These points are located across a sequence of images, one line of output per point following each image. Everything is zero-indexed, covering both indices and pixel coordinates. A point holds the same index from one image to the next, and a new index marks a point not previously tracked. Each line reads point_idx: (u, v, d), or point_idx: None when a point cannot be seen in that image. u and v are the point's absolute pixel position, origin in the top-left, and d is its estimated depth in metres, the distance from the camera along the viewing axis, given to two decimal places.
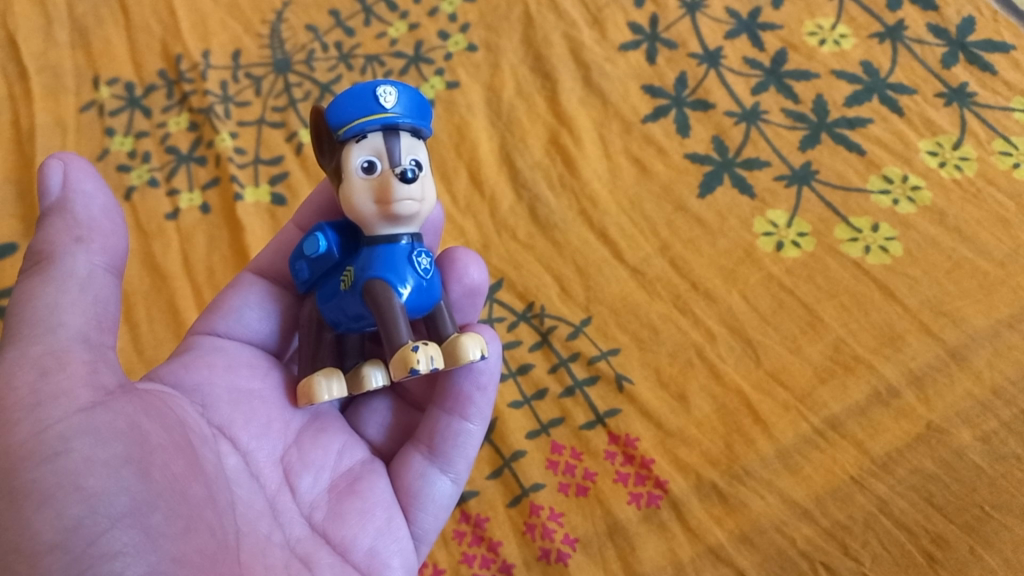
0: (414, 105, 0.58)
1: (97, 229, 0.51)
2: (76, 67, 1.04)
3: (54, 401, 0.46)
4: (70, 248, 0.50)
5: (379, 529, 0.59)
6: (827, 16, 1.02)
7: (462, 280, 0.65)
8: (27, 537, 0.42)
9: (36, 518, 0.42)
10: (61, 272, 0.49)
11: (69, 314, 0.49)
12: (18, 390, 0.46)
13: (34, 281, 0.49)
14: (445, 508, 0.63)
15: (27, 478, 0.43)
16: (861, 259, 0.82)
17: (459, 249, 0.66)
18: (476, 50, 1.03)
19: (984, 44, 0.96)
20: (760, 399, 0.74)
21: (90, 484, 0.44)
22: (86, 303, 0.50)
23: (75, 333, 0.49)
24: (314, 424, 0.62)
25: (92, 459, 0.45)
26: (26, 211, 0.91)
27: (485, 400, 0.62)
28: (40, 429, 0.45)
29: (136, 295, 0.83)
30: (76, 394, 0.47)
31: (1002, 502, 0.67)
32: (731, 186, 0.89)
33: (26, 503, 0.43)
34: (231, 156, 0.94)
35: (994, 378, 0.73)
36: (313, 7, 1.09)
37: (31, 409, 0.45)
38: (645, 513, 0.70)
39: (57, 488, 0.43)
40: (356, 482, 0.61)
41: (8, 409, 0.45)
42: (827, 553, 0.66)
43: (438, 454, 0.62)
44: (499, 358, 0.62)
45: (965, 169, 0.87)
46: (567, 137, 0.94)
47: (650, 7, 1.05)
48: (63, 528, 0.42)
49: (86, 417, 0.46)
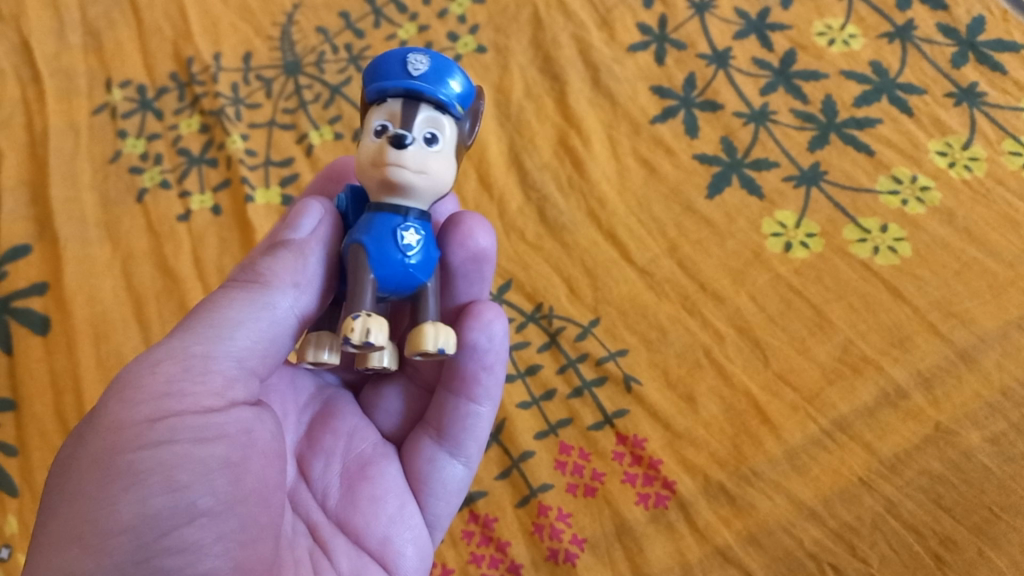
0: (441, 76, 0.56)
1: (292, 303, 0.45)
2: (89, 70, 1.06)
3: (180, 396, 0.49)
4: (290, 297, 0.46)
5: (392, 516, 0.60)
6: (837, 16, 1.01)
7: (466, 245, 0.63)
8: (109, 513, 0.45)
9: (123, 498, 0.45)
10: (258, 301, 0.54)
11: (241, 335, 0.53)
12: (153, 380, 0.49)
13: (233, 294, 0.54)
14: (457, 493, 0.63)
15: (135, 458, 0.46)
16: (869, 260, 0.81)
17: (467, 214, 0.64)
18: (485, 52, 1.03)
19: (994, 44, 0.96)
20: (768, 400, 0.74)
21: (180, 479, 0.47)
22: (258, 332, 0.53)
23: (235, 356, 0.52)
24: (325, 413, 0.64)
25: (191, 456, 0.47)
26: (41, 215, 0.93)
27: (492, 380, 0.61)
28: (158, 416, 0.48)
29: (150, 298, 0.85)
30: (199, 396, 0.49)
31: (1010, 503, 0.67)
32: (739, 187, 0.89)
33: (121, 482, 0.45)
34: (242, 158, 0.95)
35: (1004, 380, 0.73)
36: (323, 8, 1.09)
37: (157, 397, 0.48)
38: (652, 514, 0.70)
39: (150, 473, 0.46)
40: (367, 466, 0.62)
41: (134, 391, 0.48)
42: (834, 554, 0.66)
43: (447, 438, 0.62)
44: (504, 335, 0.61)
45: (975, 169, 0.86)
46: (575, 138, 0.94)
47: (659, 8, 1.05)
48: (143, 514, 0.45)
49: (205, 419, 0.49)
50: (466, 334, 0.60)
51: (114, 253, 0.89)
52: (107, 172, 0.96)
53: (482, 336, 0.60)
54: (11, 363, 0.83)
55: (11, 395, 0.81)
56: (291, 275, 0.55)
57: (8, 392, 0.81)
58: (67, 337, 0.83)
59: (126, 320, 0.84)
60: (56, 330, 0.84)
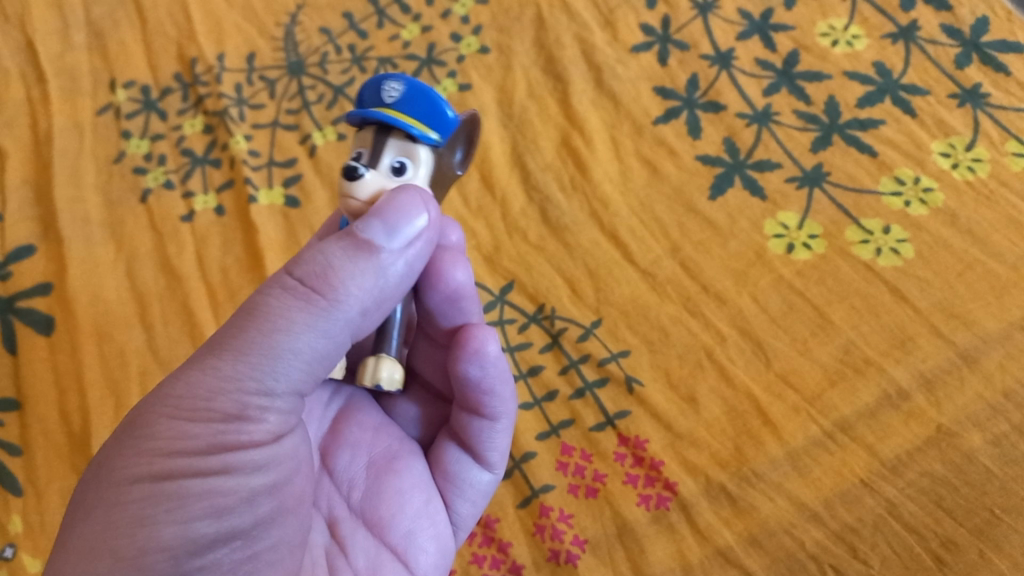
0: (418, 102, 0.53)
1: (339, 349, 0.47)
2: (93, 70, 1.06)
3: (244, 421, 0.45)
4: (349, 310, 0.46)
5: (416, 511, 0.59)
6: (840, 16, 1.01)
7: (444, 283, 0.59)
8: (148, 535, 0.42)
9: (164, 523, 0.42)
10: (327, 323, 0.45)
11: (303, 361, 0.46)
12: (213, 409, 0.44)
13: (291, 302, 0.45)
14: (484, 496, 0.63)
15: (183, 484, 0.43)
16: (871, 261, 0.81)
17: (442, 250, 0.60)
18: (488, 52, 1.03)
19: (999, 45, 0.95)
20: (770, 401, 0.74)
21: (227, 505, 0.44)
22: (322, 357, 0.47)
23: (301, 385, 0.47)
24: (349, 407, 0.64)
25: (237, 488, 0.45)
26: (45, 214, 0.94)
27: (500, 399, 0.59)
28: (217, 441, 0.44)
29: (153, 298, 0.86)
30: (260, 429, 0.45)
31: (1012, 505, 0.67)
32: (741, 188, 0.88)
33: (164, 506, 0.43)
34: (246, 159, 0.96)
35: (1006, 381, 0.72)
36: (326, 9, 1.10)
37: (216, 428, 0.44)
38: (653, 515, 0.70)
39: (200, 498, 0.43)
40: (394, 460, 0.61)
41: (193, 417, 0.44)
42: (835, 555, 0.67)
43: (469, 445, 0.62)
44: (500, 356, 0.59)
45: (978, 171, 0.86)
46: (577, 139, 0.94)
47: (662, 8, 1.04)
48: (185, 538, 0.43)
49: (262, 446, 0.46)
50: (456, 367, 0.58)
51: (117, 253, 0.90)
52: (111, 172, 0.97)
53: (473, 366, 0.58)
54: (15, 362, 0.83)
55: (16, 394, 0.81)
56: (361, 298, 0.46)
57: (12, 391, 0.82)
58: (71, 337, 0.84)
59: (129, 320, 0.84)
60: (60, 329, 0.84)
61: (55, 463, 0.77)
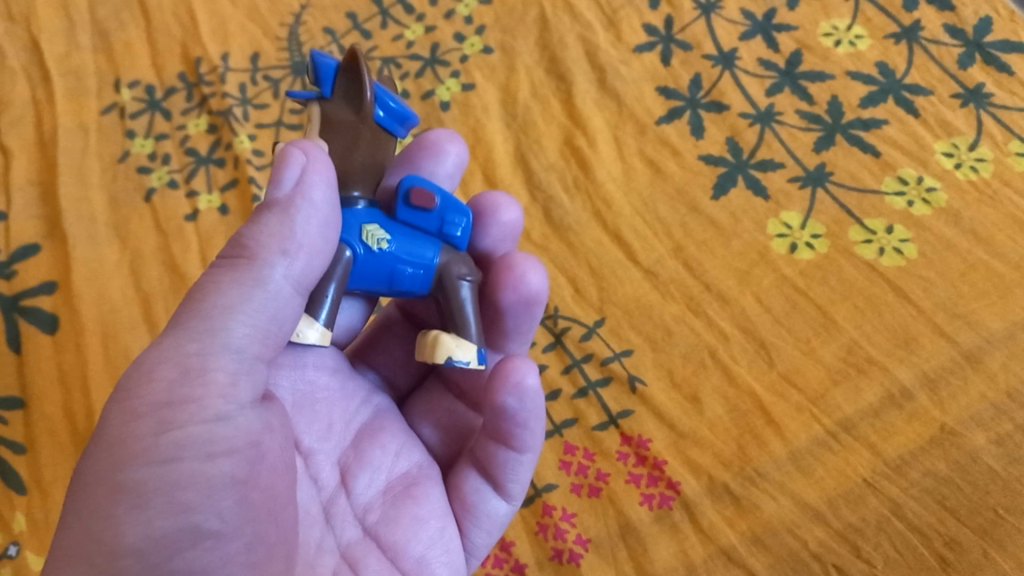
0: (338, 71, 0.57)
1: (264, 307, 0.47)
2: (98, 70, 1.07)
3: (188, 405, 0.43)
4: (274, 260, 0.47)
5: (430, 541, 0.58)
6: (843, 16, 1.01)
7: (519, 288, 0.61)
8: (114, 535, 0.42)
9: (127, 520, 0.42)
10: (252, 282, 0.46)
11: (237, 324, 0.46)
12: (157, 386, 0.44)
13: (223, 277, 0.46)
14: (499, 527, 0.63)
15: (138, 477, 0.42)
16: (874, 261, 0.81)
17: (521, 257, 0.62)
18: (491, 52, 1.03)
19: (1001, 45, 0.95)
20: (773, 401, 0.74)
21: (188, 499, 0.43)
22: (257, 318, 0.46)
23: (244, 351, 0.46)
24: (373, 423, 0.61)
25: (196, 475, 0.43)
26: (50, 214, 0.94)
27: (531, 435, 0.58)
28: (163, 429, 0.43)
29: (158, 297, 0.86)
30: (208, 405, 0.44)
31: (1015, 505, 0.67)
32: (744, 188, 0.89)
33: (123, 504, 0.42)
34: (250, 159, 0.96)
35: (1009, 381, 0.72)
36: (331, 10, 1.10)
37: (160, 407, 0.43)
38: (657, 514, 0.70)
39: (157, 495, 0.42)
40: (412, 487, 0.60)
41: (138, 401, 0.43)
42: (839, 555, 0.67)
43: (492, 477, 0.60)
44: (539, 391, 0.57)
45: (981, 171, 0.86)
46: (581, 139, 0.94)
47: (665, 8, 1.04)
48: (150, 537, 0.42)
49: (214, 430, 0.44)
50: (495, 397, 0.56)
51: (121, 252, 0.90)
52: (115, 171, 0.97)
53: (513, 398, 0.56)
54: (20, 362, 0.84)
55: (20, 393, 0.82)
56: (278, 245, 0.47)
57: (17, 390, 0.82)
58: (75, 336, 0.84)
59: (133, 319, 0.84)
60: (65, 328, 0.85)
61: (59, 462, 0.77)
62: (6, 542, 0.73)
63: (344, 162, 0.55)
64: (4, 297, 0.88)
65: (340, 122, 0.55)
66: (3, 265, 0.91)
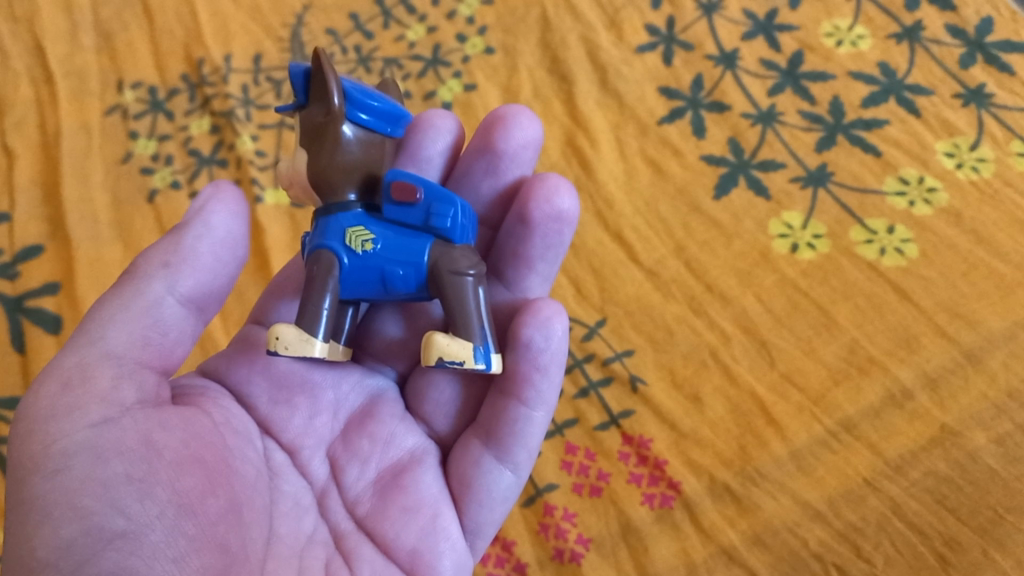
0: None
1: (146, 317, 0.52)
2: (101, 71, 1.07)
3: (68, 415, 0.48)
4: (154, 276, 0.53)
5: (422, 528, 0.56)
6: (845, 17, 1.01)
7: (550, 203, 0.61)
8: (29, 553, 0.44)
9: (36, 534, 0.44)
10: (132, 297, 0.52)
11: (117, 334, 0.51)
12: (43, 408, 0.48)
13: (107, 302, 0.53)
14: (504, 501, 0.58)
15: (36, 492, 0.46)
16: (875, 261, 0.81)
17: (551, 175, 0.62)
18: (493, 53, 1.04)
19: (1003, 44, 0.95)
20: (774, 401, 0.74)
21: (83, 504, 0.45)
22: (137, 325, 0.52)
23: (124, 356, 0.51)
24: (362, 411, 0.61)
25: (88, 478, 0.46)
26: (53, 214, 0.94)
27: (546, 383, 0.56)
28: (50, 443, 0.47)
29: None
30: (88, 410, 0.48)
31: (1015, 505, 0.67)
32: (746, 188, 0.89)
33: (29, 519, 0.45)
34: (253, 159, 0.96)
35: (1010, 381, 0.73)
36: (333, 10, 1.10)
37: (49, 421, 0.48)
38: (658, 514, 0.70)
39: (54, 506, 0.45)
40: (401, 475, 0.58)
41: (32, 421, 0.48)
42: (839, 554, 0.67)
43: (496, 442, 0.57)
44: (564, 337, 0.56)
45: (982, 171, 0.86)
46: (582, 139, 0.95)
47: (667, 9, 1.04)
48: (57, 547, 0.44)
49: (95, 433, 0.47)
50: (519, 330, 0.55)
51: (124, 253, 0.90)
52: (118, 172, 0.97)
53: (539, 334, 0.55)
54: (24, 362, 0.84)
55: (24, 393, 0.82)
56: (157, 263, 0.53)
57: (20, 390, 0.83)
58: None
59: None
60: (68, 329, 0.85)
61: None
62: None
63: (326, 167, 0.55)
64: (8, 298, 0.88)
65: (315, 125, 0.56)
66: (7, 266, 0.91)
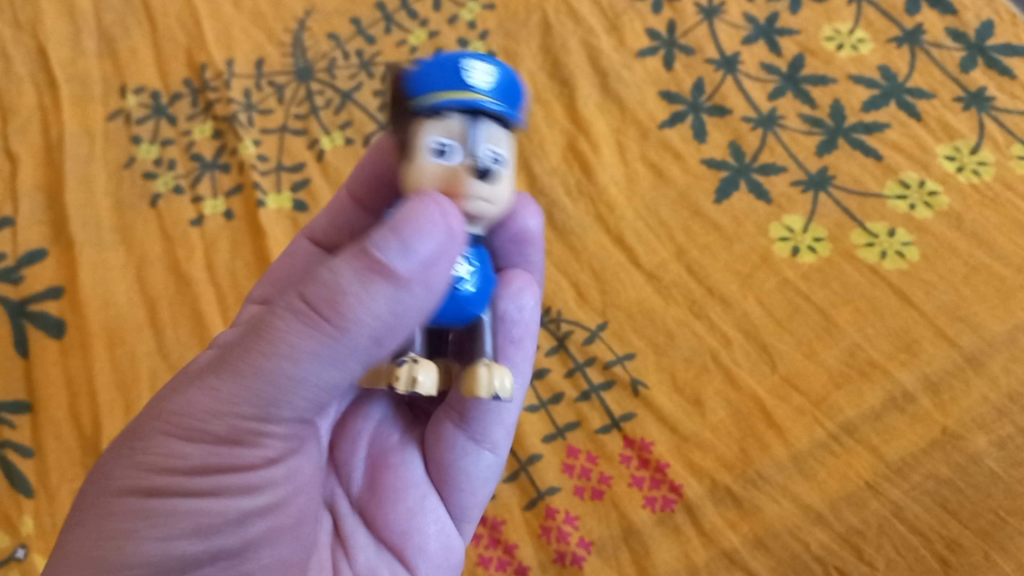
0: (433, 74, 0.49)
1: (338, 377, 0.45)
2: (104, 76, 1.07)
3: (225, 445, 0.45)
4: (360, 339, 0.43)
5: (410, 510, 0.58)
6: (845, 20, 1.01)
7: (515, 222, 0.64)
8: (130, 550, 0.43)
9: (145, 538, 0.44)
10: (329, 354, 0.43)
11: (298, 391, 0.44)
12: (206, 432, 0.45)
13: (293, 335, 0.42)
14: (488, 480, 0.61)
15: (168, 502, 0.45)
16: (876, 265, 0.81)
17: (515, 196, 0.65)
18: (495, 57, 1.04)
19: (1004, 48, 0.95)
20: (775, 404, 0.75)
21: (207, 522, 0.45)
22: (324, 387, 0.45)
23: (293, 411, 0.45)
24: (360, 401, 0.63)
25: (217, 505, 0.45)
26: (57, 219, 0.95)
27: (520, 354, 0.60)
28: (201, 464, 0.46)
29: (162, 301, 0.87)
30: (244, 452, 0.46)
31: (1017, 507, 0.67)
32: (746, 192, 0.89)
33: (146, 521, 0.44)
34: (255, 164, 0.97)
35: (1011, 384, 0.73)
36: (335, 15, 1.11)
37: (201, 443, 0.45)
38: (659, 517, 0.70)
39: (177, 514, 0.45)
40: (389, 456, 0.60)
41: (175, 429, 0.45)
42: (841, 557, 0.67)
43: (471, 424, 0.59)
44: (535, 310, 0.62)
45: (982, 174, 0.86)
46: (583, 143, 0.95)
47: (667, 13, 1.05)
48: (163, 557, 0.44)
49: (241, 473, 0.46)
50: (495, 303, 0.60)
51: (127, 258, 0.91)
52: (121, 177, 0.98)
53: (512, 306, 0.60)
54: (27, 366, 0.84)
55: (27, 397, 0.82)
56: (374, 329, 0.42)
57: (24, 394, 0.83)
58: (82, 340, 0.85)
59: (139, 323, 0.85)
60: (71, 333, 0.86)
61: (66, 466, 0.77)
62: (13, 546, 0.73)
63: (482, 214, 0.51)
64: (11, 302, 0.88)
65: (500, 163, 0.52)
66: (10, 270, 0.91)
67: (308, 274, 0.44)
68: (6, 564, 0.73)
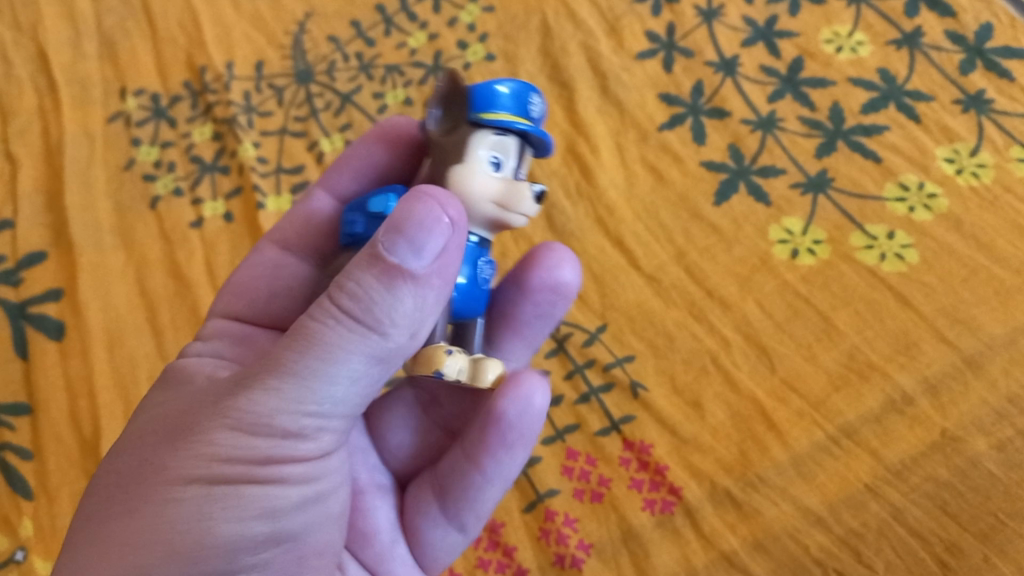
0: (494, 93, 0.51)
1: (382, 368, 0.45)
2: (104, 79, 1.07)
3: (285, 443, 0.44)
4: (400, 333, 0.44)
5: (379, 555, 0.60)
6: (844, 23, 1.01)
7: (550, 274, 0.62)
8: (204, 531, 0.43)
9: (218, 521, 0.43)
10: (378, 351, 0.43)
11: (349, 387, 0.44)
12: (270, 430, 0.43)
13: (345, 338, 0.42)
14: (453, 551, 0.63)
15: (238, 489, 0.44)
16: (875, 267, 0.81)
17: (558, 246, 0.64)
18: (494, 60, 1.04)
19: (1002, 51, 0.95)
20: (775, 406, 0.75)
21: (271, 507, 0.45)
22: (368, 384, 0.45)
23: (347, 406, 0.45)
24: None
25: (279, 492, 0.45)
26: (57, 220, 0.95)
27: (511, 461, 0.57)
28: (262, 457, 0.44)
29: (162, 303, 0.87)
30: (303, 445, 0.45)
31: (1016, 510, 0.67)
32: (745, 194, 0.89)
33: (220, 504, 0.44)
34: (255, 166, 0.97)
35: (1010, 386, 0.73)
36: (335, 17, 1.11)
37: (265, 441, 0.44)
38: (659, 520, 0.70)
39: (245, 500, 0.44)
40: (360, 498, 0.61)
41: (235, 422, 0.44)
42: (840, 560, 0.67)
43: (449, 501, 0.60)
44: (541, 413, 0.55)
45: (982, 176, 0.86)
46: (583, 145, 0.95)
47: (667, 16, 1.05)
48: (233, 539, 0.44)
49: (301, 461, 0.46)
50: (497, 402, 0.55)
51: (127, 260, 0.91)
52: (121, 179, 0.98)
53: (513, 408, 0.54)
54: (26, 368, 0.84)
55: (27, 399, 0.82)
56: (409, 327, 0.44)
57: (24, 396, 0.83)
58: (82, 342, 0.85)
59: (139, 325, 0.86)
60: (71, 335, 0.85)
61: (66, 468, 0.78)
62: (12, 548, 0.73)
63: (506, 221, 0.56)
64: (10, 304, 0.88)
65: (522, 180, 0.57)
66: (10, 272, 0.91)
67: (342, 273, 0.43)
68: (6, 566, 0.72)
